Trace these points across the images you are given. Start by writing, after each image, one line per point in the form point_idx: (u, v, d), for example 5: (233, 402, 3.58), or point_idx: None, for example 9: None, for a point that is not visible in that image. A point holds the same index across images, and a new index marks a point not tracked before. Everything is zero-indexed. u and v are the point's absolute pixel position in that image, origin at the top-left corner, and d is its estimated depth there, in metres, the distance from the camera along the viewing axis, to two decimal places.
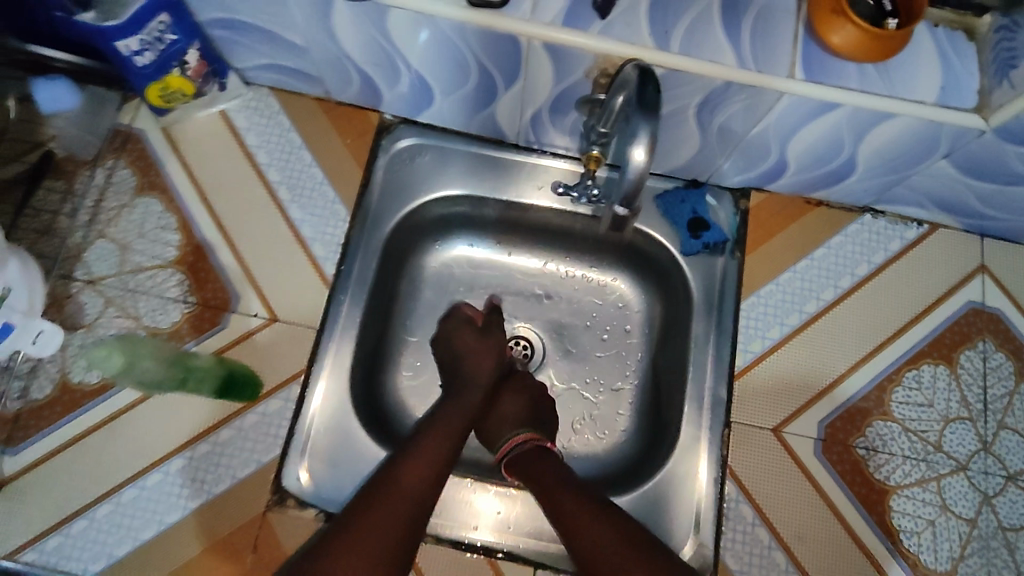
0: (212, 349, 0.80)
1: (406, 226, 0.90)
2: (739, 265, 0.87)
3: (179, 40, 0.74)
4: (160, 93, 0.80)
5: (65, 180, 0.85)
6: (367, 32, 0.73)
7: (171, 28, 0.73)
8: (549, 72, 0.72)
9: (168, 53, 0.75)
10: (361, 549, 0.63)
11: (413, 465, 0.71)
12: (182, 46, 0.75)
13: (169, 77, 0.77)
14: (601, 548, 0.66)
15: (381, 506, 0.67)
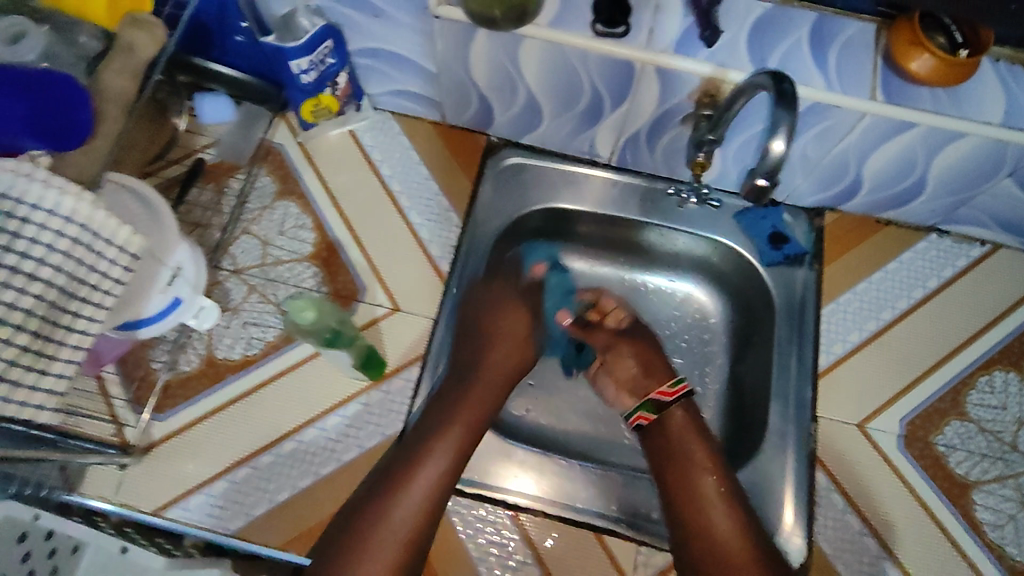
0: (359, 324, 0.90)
1: (511, 235, 0.98)
2: (817, 276, 0.95)
3: (336, 63, 0.86)
4: (312, 109, 0.92)
5: (214, 187, 0.94)
6: (496, 60, 0.85)
7: (331, 54, 0.84)
8: (656, 94, 0.83)
9: (326, 74, 0.86)
10: (405, 501, 0.73)
11: (455, 427, 0.78)
12: (337, 69, 0.87)
13: (322, 95, 0.90)
14: (720, 519, 0.73)
15: (416, 471, 0.74)
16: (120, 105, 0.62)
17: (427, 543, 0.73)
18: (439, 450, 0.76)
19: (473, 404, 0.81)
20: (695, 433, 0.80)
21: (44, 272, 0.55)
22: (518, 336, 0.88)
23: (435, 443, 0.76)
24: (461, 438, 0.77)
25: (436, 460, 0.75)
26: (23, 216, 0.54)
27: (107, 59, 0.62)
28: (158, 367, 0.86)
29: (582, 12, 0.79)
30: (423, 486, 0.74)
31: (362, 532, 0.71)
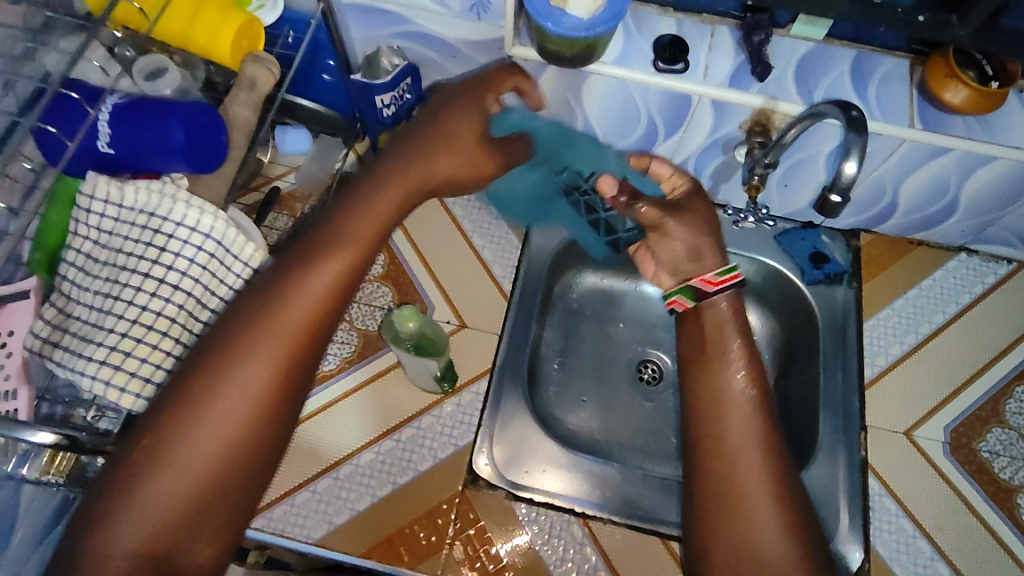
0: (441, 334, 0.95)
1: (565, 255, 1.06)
2: (857, 294, 1.01)
3: (413, 98, 0.93)
4: None
5: (289, 214, 0.99)
6: (560, 95, 0.92)
7: (409, 88, 0.92)
8: (709, 124, 0.90)
9: (404, 109, 0.94)
10: (193, 419, 0.55)
11: (312, 280, 0.60)
12: (413, 104, 0.94)
13: None
14: (731, 398, 0.68)
15: (269, 323, 0.58)
16: (242, 134, 0.68)
17: (296, 411, 0.60)
18: (301, 306, 0.59)
19: (353, 248, 0.63)
20: (734, 317, 0.74)
21: (185, 283, 0.61)
22: (464, 142, 0.72)
23: (317, 266, 0.61)
24: (346, 270, 0.62)
25: (293, 322, 0.59)
26: (170, 233, 0.61)
27: (232, 93, 0.68)
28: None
29: (643, 51, 0.86)
30: (302, 326, 0.59)
31: (174, 429, 0.55)
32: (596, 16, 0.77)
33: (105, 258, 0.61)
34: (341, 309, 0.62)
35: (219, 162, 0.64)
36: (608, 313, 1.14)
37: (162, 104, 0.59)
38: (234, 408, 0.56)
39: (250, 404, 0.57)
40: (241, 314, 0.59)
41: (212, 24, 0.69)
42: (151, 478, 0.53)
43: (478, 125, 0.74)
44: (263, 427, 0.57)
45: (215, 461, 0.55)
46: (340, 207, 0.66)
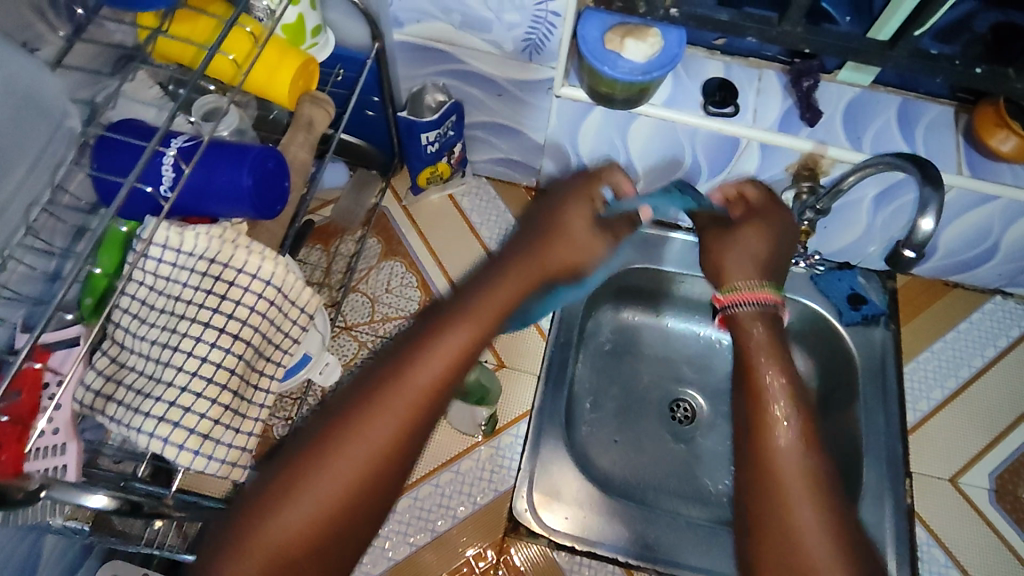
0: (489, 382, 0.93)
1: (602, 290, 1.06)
2: (894, 335, 1.00)
3: (455, 135, 0.93)
4: (427, 177, 0.99)
5: (323, 247, 0.99)
6: (604, 135, 0.91)
7: (452, 126, 0.91)
8: (754, 166, 0.90)
9: (445, 144, 0.93)
10: (307, 474, 0.47)
11: (451, 335, 0.52)
12: (454, 140, 0.94)
13: (439, 164, 0.96)
14: (779, 427, 0.57)
15: (387, 392, 0.49)
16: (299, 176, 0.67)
17: (403, 480, 0.50)
18: (422, 376, 0.50)
19: (493, 313, 0.54)
20: (774, 328, 0.64)
21: (245, 333, 0.59)
22: (585, 235, 0.60)
23: (452, 327, 0.52)
24: (482, 337, 0.53)
25: (413, 388, 0.50)
26: (231, 279, 0.58)
27: (290, 136, 0.68)
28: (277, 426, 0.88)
29: (692, 94, 0.86)
30: (425, 392, 0.50)
31: (274, 496, 0.47)
32: (651, 60, 0.77)
33: (160, 306, 0.58)
34: (461, 386, 0.52)
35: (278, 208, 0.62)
36: (639, 352, 1.13)
37: (233, 151, 0.59)
38: (341, 470, 0.47)
39: (360, 467, 0.48)
40: (371, 369, 0.51)
41: (278, 67, 0.69)
42: (247, 539, 0.46)
43: (594, 213, 0.62)
44: (362, 501, 0.48)
45: (317, 525, 0.46)
46: (483, 275, 0.59)
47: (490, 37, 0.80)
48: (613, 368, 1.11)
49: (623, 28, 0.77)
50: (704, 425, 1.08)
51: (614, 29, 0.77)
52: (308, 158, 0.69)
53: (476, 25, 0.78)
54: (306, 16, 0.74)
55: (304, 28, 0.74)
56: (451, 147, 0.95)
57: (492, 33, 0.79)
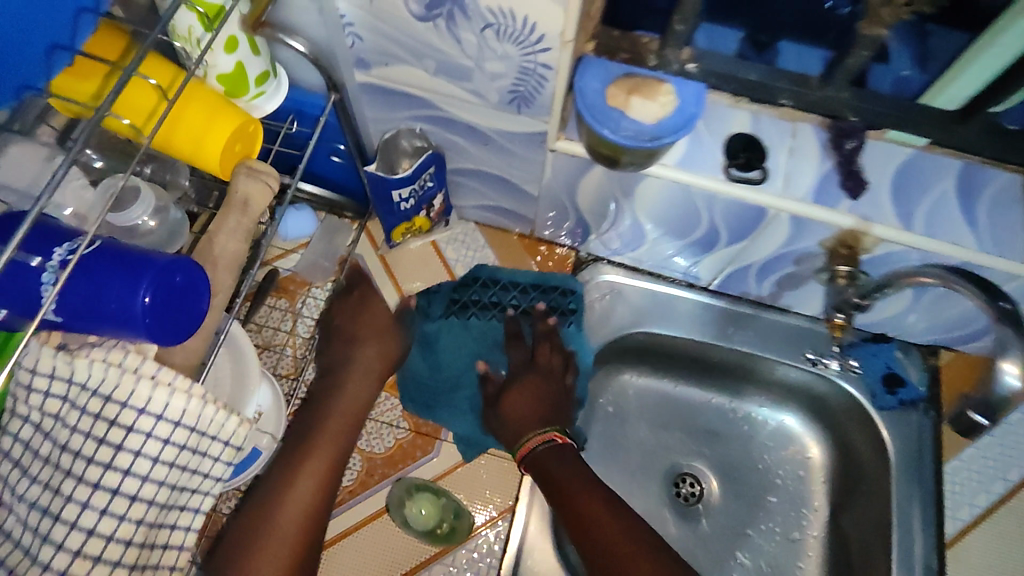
0: (444, 464, 0.84)
1: (610, 351, 0.95)
2: (935, 423, 0.87)
3: (434, 186, 0.81)
4: (403, 231, 0.87)
5: (288, 300, 0.89)
6: (605, 192, 0.79)
7: (432, 177, 0.79)
8: (783, 237, 0.76)
9: (423, 197, 0.82)
10: None
11: (305, 477, 0.68)
12: (434, 192, 0.83)
13: (416, 219, 0.85)
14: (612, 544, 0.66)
15: (263, 542, 0.63)
16: (228, 271, 0.56)
17: None
18: (300, 494, 0.67)
19: (335, 445, 0.72)
20: (569, 465, 0.74)
21: (147, 490, 0.49)
22: (378, 323, 0.81)
23: (308, 456, 0.69)
24: (336, 452, 0.71)
25: (294, 509, 0.66)
26: (130, 425, 0.48)
27: (220, 220, 0.57)
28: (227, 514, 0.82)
29: (711, 152, 0.72)
30: (294, 534, 0.65)
31: None
32: (661, 122, 0.64)
33: (45, 454, 0.48)
34: (326, 497, 0.69)
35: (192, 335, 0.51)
36: (643, 419, 1.02)
37: (133, 260, 0.48)
38: None
39: None
40: (239, 539, 0.63)
41: (207, 129, 0.59)
42: None
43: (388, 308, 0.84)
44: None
45: None
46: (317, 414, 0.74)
47: (470, 86, 0.67)
48: (609, 435, 1.01)
49: (630, 83, 0.64)
50: (711, 507, 0.97)
51: (617, 83, 0.64)
52: (243, 245, 0.58)
53: (453, 72, 0.66)
54: (247, 63, 0.61)
55: (246, 77, 0.62)
56: (431, 200, 0.84)
57: (473, 82, 0.66)
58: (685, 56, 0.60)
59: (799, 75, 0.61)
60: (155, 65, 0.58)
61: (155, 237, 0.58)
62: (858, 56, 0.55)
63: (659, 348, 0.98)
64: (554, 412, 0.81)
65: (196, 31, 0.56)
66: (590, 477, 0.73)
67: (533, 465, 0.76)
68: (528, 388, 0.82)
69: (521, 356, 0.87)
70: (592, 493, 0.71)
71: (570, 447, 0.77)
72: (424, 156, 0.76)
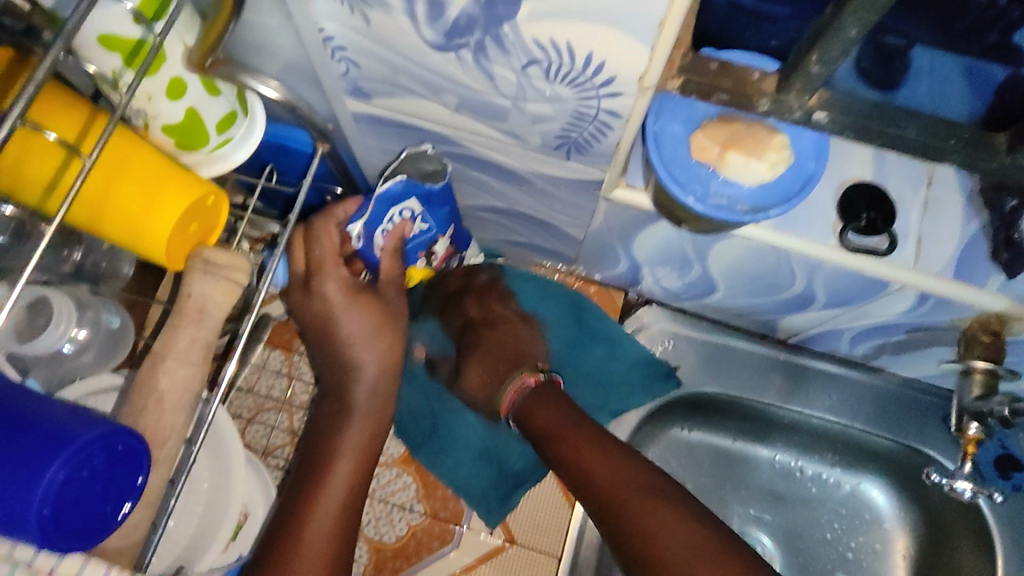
0: (467, 558, 0.73)
1: (663, 409, 0.81)
2: None
3: (430, 228, 0.65)
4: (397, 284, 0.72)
5: (283, 353, 0.75)
6: (670, 244, 0.63)
7: (422, 216, 0.63)
8: (900, 309, 0.60)
9: (417, 242, 0.66)
10: None
11: (331, 492, 0.60)
12: (432, 234, 0.66)
13: (413, 270, 0.69)
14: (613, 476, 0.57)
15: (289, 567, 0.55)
16: (179, 410, 0.41)
17: None
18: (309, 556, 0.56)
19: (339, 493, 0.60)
20: (552, 408, 0.64)
21: None
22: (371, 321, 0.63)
23: (315, 507, 0.59)
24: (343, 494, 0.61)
25: (314, 541, 0.57)
26: None
27: (170, 334, 0.43)
28: None
29: (820, 207, 0.55)
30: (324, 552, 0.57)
31: None
32: (768, 185, 0.47)
33: None
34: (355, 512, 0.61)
35: (116, 526, 0.38)
36: (692, 478, 0.87)
37: (39, 436, 0.33)
38: None
39: None
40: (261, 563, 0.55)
41: (154, 209, 0.43)
42: None
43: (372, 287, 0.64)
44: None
45: None
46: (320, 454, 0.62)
47: (505, 126, 0.50)
48: None
49: (726, 131, 0.46)
50: None
51: (707, 129, 0.47)
52: (199, 367, 0.43)
53: (482, 111, 0.48)
54: (204, 109, 0.45)
55: (204, 125, 0.46)
56: (431, 247, 0.68)
57: (509, 123, 0.49)
58: (814, 102, 0.43)
59: (977, 134, 0.43)
60: (54, 111, 0.40)
61: (89, 352, 0.44)
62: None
63: (719, 406, 0.83)
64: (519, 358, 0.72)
65: (122, 75, 0.40)
66: (583, 418, 0.63)
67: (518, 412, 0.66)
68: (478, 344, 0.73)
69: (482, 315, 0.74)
70: (589, 437, 0.61)
71: (551, 384, 0.68)
72: (391, 185, 0.58)
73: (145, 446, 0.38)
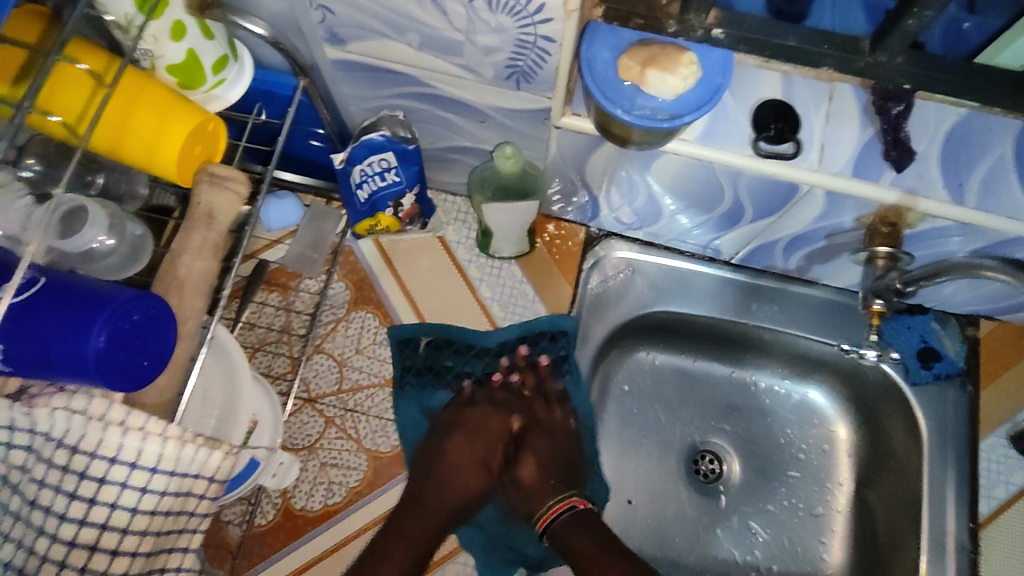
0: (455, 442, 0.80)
1: (626, 328, 0.90)
2: (971, 398, 0.83)
3: (401, 182, 0.73)
4: (369, 227, 0.79)
5: (280, 293, 0.83)
6: (615, 165, 0.71)
7: (396, 169, 0.72)
8: (815, 213, 0.69)
9: (379, 195, 0.74)
10: None
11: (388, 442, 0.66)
12: (400, 189, 0.74)
13: (380, 216, 0.77)
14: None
15: None
16: (198, 294, 0.50)
17: None
18: None
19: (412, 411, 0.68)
20: (585, 530, 0.72)
21: (128, 542, 0.45)
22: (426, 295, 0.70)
23: None
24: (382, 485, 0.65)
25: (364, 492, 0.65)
26: (100, 478, 0.43)
27: (184, 237, 0.51)
28: (239, 533, 0.75)
29: (736, 123, 0.64)
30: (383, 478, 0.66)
31: None
32: (682, 97, 0.55)
33: (15, 509, 0.44)
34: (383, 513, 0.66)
35: (161, 372, 0.46)
36: (657, 396, 0.96)
37: (81, 302, 0.42)
38: None
39: None
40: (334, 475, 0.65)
41: (159, 132, 0.51)
42: None
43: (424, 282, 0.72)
44: None
45: None
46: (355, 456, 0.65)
47: (461, 61, 0.59)
48: (623, 412, 0.95)
49: (645, 52, 0.54)
50: (730, 484, 0.93)
51: (630, 53, 0.55)
52: (212, 262, 0.52)
53: (441, 48, 0.57)
54: (201, 51, 0.54)
55: (201, 67, 0.54)
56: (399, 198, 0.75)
57: (464, 57, 0.58)
58: (711, 21, 0.54)
59: (846, 40, 0.54)
60: (86, 50, 0.50)
61: (115, 257, 0.52)
62: (954, 23, 0.58)
63: (673, 324, 0.91)
64: (567, 475, 0.79)
65: (134, 19, 0.48)
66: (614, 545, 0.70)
67: (558, 539, 0.73)
68: (528, 452, 0.80)
69: (522, 422, 0.82)
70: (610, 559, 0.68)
71: (592, 513, 0.75)
72: (375, 137, 0.69)
73: (170, 312, 0.47)
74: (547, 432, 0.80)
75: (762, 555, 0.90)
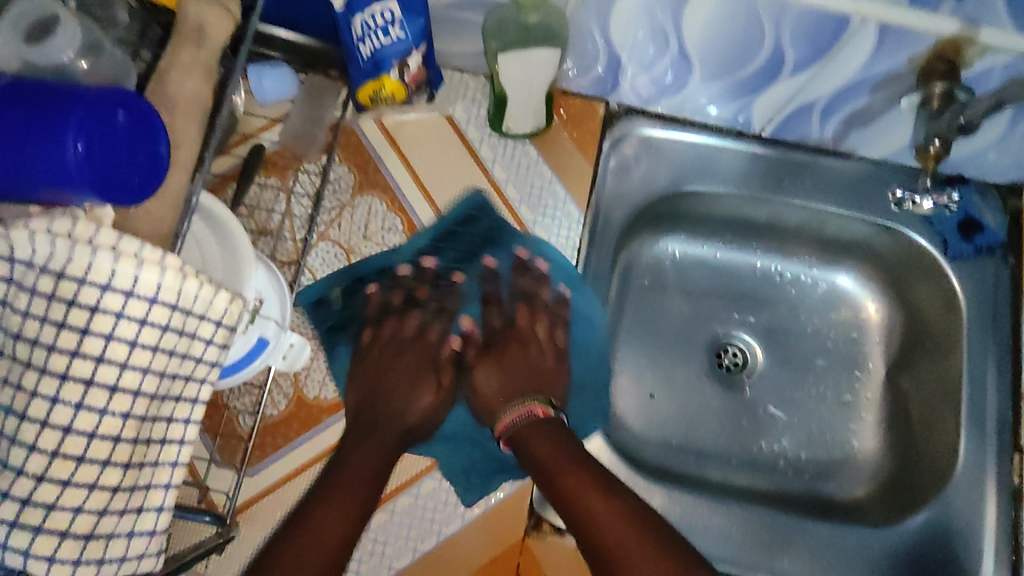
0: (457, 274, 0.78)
1: (648, 212, 0.84)
2: (1014, 270, 0.79)
3: (405, 39, 0.66)
4: (371, 95, 0.72)
5: (279, 178, 0.77)
6: (644, 13, 0.65)
7: (401, 23, 0.65)
8: (865, 56, 0.63)
9: (384, 53, 0.66)
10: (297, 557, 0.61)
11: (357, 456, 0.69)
12: (405, 47, 0.67)
13: (386, 81, 0.69)
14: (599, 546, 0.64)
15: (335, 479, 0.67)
16: (190, 119, 0.44)
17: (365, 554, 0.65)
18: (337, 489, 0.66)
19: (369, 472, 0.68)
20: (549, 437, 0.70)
21: (129, 380, 0.40)
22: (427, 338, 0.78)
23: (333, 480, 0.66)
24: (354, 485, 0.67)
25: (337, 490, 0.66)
26: (93, 305, 0.38)
27: (173, 57, 0.45)
28: (249, 425, 0.71)
29: None
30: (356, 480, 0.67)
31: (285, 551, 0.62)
32: None
33: (0, 348, 0.39)
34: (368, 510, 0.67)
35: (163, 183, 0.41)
36: (678, 288, 0.92)
37: (45, 105, 0.36)
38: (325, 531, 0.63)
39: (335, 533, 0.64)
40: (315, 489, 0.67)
41: None
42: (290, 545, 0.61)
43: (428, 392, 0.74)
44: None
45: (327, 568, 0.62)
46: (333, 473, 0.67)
47: None
48: (644, 305, 0.91)
49: None
50: (755, 374, 0.90)
51: None
52: (204, 85, 0.45)
53: None
54: None
55: None
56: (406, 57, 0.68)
57: None
58: None
59: None
60: None
61: None
62: None
63: (696, 209, 0.87)
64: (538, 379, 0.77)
65: None
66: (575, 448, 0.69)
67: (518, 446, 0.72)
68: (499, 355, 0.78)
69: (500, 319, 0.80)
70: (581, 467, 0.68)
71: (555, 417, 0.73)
72: None
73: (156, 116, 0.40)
74: (517, 338, 0.79)
75: (789, 443, 0.87)
